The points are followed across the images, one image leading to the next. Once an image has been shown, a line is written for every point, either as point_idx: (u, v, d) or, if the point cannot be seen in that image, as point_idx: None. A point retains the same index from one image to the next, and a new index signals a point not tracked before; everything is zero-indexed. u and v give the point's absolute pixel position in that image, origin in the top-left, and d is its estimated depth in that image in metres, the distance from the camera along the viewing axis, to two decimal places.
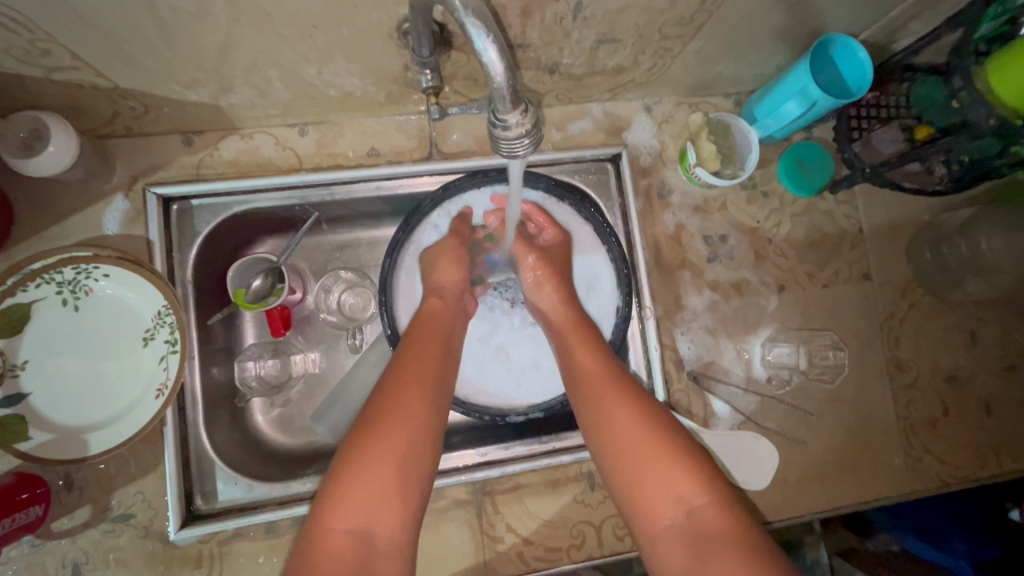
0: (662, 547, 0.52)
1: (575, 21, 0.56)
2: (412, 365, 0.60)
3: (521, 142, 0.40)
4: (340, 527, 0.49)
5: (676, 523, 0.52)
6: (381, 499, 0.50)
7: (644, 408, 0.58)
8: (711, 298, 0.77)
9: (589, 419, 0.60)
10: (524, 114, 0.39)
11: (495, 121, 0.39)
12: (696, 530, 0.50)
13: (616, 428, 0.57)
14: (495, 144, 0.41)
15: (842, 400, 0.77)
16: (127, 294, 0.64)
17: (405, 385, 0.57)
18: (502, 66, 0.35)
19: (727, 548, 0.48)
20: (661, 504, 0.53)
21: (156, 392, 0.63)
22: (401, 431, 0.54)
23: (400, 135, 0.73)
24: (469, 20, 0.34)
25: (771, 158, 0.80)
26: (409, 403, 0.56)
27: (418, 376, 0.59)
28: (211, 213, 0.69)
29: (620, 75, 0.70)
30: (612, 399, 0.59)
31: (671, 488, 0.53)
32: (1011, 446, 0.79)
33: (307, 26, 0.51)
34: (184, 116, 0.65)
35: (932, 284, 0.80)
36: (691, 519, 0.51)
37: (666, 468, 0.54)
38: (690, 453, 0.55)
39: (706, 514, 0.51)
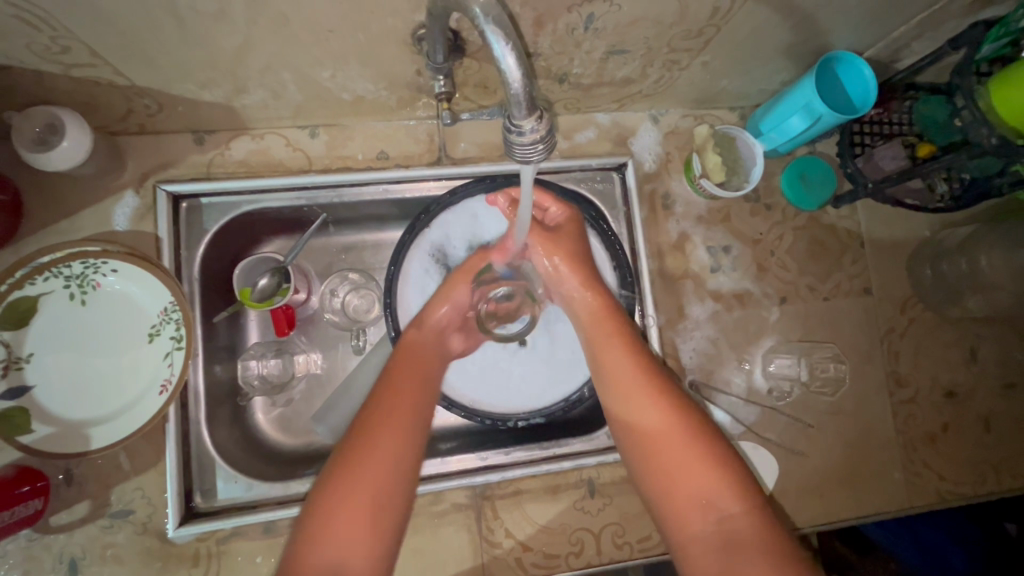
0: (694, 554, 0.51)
1: (586, 32, 0.57)
2: (393, 394, 0.59)
3: (536, 148, 0.40)
4: (314, 559, 0.48)
5: (706, 534, 0.51)
6: (357, 534, 0.50)
7: (679, 415, 0.57)
8: (713, 308, 0.78)
9: (624, 423, 0.59)
10: (538, 120, 0.39)
11: (511, 127, 0.39)
12: (728, 539, 0.50)
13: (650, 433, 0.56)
14: (509, 149, 0.41)
15: (842, 413, 0.78)
16: (134, 290, 0.64)
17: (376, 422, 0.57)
18: (519, 72, 0.36)
19: (755, 557, 0.48)
20: (691, 511, 0.53)
21: (160, 388, 0.63)
22: (379, 468, 0.53)
23: (409, 140, 0.74)
24: (489, 27, 0.35)
25: (774, 171, 0.81)
26: (394, 436, 0.56)
27: (400, 407, 0.58)
28: (219, 211, 0.70)
29: (628, 86, 0.71)
30: (644, 404, 0.58)
31: (704, 496, 0.52)
32: (1009, 464, 0.79)
33: (323, 31, 0.52)
34: (197, 115, 0.66)
35: (931, 300, 0.81)
36: (722, 528, 0.51)
37: (700, 479, 0.53)
38: (724, 464, 0.54)
39: (741, 524, 0.51)
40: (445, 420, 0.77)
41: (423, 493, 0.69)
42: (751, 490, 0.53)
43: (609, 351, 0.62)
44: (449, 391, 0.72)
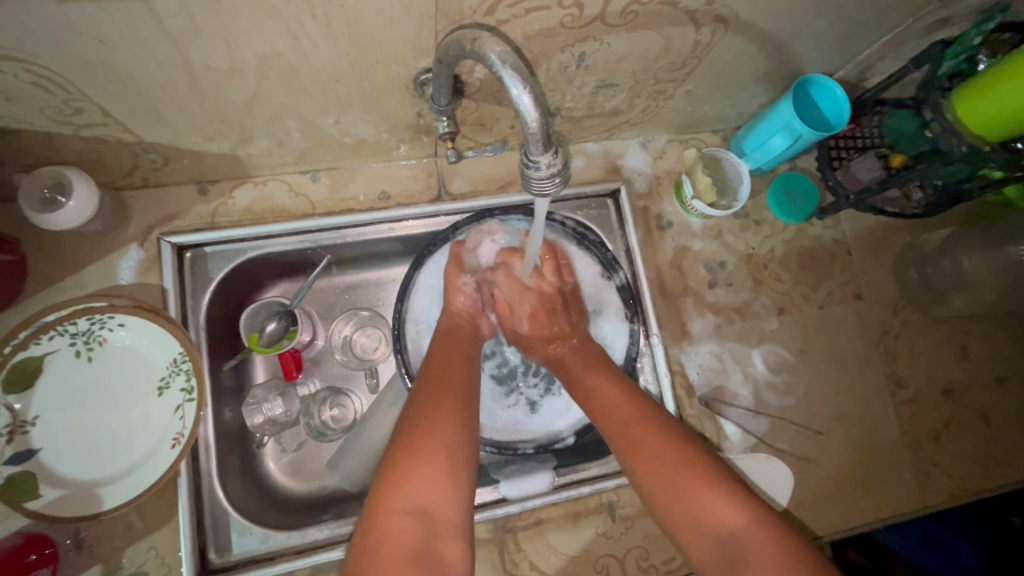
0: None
1: (578, 69, 0.60)
2: (441, 368, 0.61)
3: (552, 181, 0.42)
4: (398, 505, 0.46)
5: (721, 550, 0.49)
6: (435, 478, 0.48)
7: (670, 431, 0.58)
8: (715, 322, 0.80)
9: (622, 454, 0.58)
10: (554, 156, 0.41)
11: (528, 163, 0.41)
12: (651, 462, 0.55)
13: (646, 452, 0.56)
14: (526, 183, 0.43)
15: (848, 419, 0.79)
16: (142, 344, 0.64)
17: (442, 391, 0.57)
18: (536, 112, 0.38)
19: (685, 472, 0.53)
20: (695, 534, 0.51)
21: (172, 442, 0.62)
22: (451, 415, 0.54)
23: (408, 179, 0.76)
24: (505, 71, 0.38)
25: (759, 188, 0.85)
26: (457, 391, 0.58)
27: (451, 377, 0.60)
28: (223, 259, 0.71)
29: (617, 116, 0.74)
30: (649, 443, 0.57)
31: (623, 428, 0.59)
32: (1012, 457, 0.81)
33: (331, 81, 0.55)
34: (202, 166, 0.67)
35: (920, 301, 0.84)
36: (730, 544, 0.49)
37: (694, 487, 0.52)
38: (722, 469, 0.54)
39: (747, 538, 0.48)
40: None
41: None
42: (752, 497, 0.51)
43: (594, 383, 0.64)
44: None
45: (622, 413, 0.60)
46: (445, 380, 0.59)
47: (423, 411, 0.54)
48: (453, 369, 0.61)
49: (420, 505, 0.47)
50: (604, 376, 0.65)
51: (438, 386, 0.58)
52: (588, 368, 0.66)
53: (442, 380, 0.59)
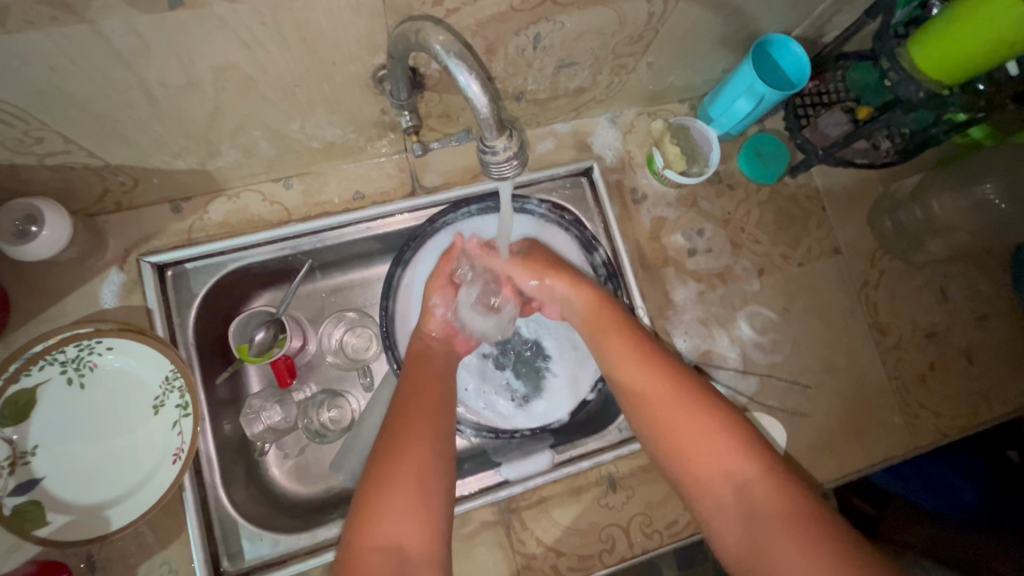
0: (727, 531, 0.51)
1: (536, 51, 0.60)
2: (414, 392, 0.61)
3: (509, 164, 0.42)
4: (370, 543, 0.47)
5: (732, 500, 0.51)
6: (407, 511, 0.49)
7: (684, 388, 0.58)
8: (697, 289, 0.81)
9: (638, 412, 0.60)
10: (509, 138, 0.41)
11: (484, 149, 0.42)
12: (666, 412, 0.57)
13: (655, 399, 0.59)
14: (486, 169, 0.43)
15: (835, 371, 0.81)
16: (133, 365, 0.64)
17: (412, 415, 0.58)
18: (485, 98, 0.38)
19: (703, 419, 0.55)
20: (710, 481, 0.53)
21: (173, 457, 0.62)
22: (421, 439, 0.55)
23: (381, 177, 0.76)
24: (451, 62, 0.38)
25: (730, 153, 0.85)
26: (429, 412, 0.59)
27: (423, 401, 0.60)
28: (205, 274, 0.71)
29: (582, 95, 0.75)
30: (665, 390, 0.58)
31: (638, 376, 0.61)
32: (998, 391, 0.83)
33: (290, 86, 0.55)
34: (173, 184, 0.67)
35: (897, 249, 0.85)
36: (744, 490, 0.51)
37: (709, 442, 0.54)
38: (737, 422, 0.55)
39: (760, 486, 0.51)
40: (457, 444, 0.79)
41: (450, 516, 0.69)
42: (761, 445, 0.54)
43: (608, 338, 0.65)
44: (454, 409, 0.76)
45: (638, 361, 0.62)
46: (415, 403, 0.60)
47: (391, 439, 0.55)
48: (423, 395, 0.61)
49: (393, 540, 0.48)
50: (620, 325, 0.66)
51: (407, 417, 0.57)
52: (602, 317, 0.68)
53: (413, 404, 0.60)
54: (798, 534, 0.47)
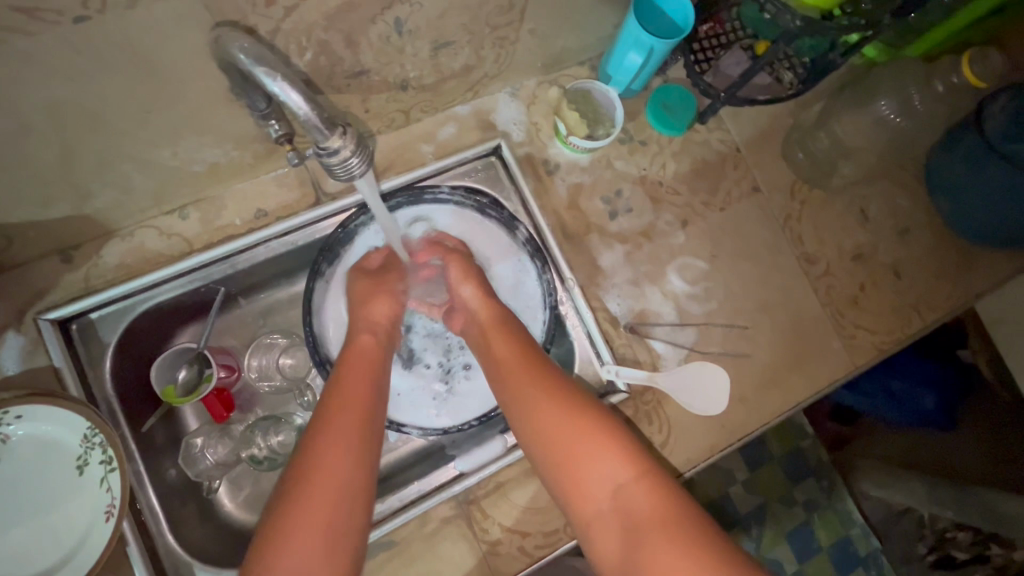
0: (607, 546, 0.52)
1: (402, 36, 0.58)
2: (343, 395, 0.57)
3: (352, 163, 0.50)
4: None
5: (612, 513, 0.52)
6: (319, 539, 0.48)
7: (568, 401, 0.58)
8: (624, 250, 0.80)
9: (523, 424, 0.59)
10: (343, 136, 0.48)
11: (323, 150, 0.48)
12: (552, 435, 0.56)
13: (543, 420, 0.57)
14: (329, 167, 0.50)
15: (770, 308, 0.82)
16: (46, 429, 0.61)
17: (336, 427, 0.54)
18: (304, 102, 0.44)
19: (591, 439, 0.55)
20: (595, 502, 0.53)
21: (106, 515, 0.60)
22: (347, 456, 0.52)
23: (281, 191, 0.73)
24: (258, 69, 0.43)
25: (637, 108, 0.84)
26: (358, 425, 0.55)
27: (352, 408, 0.56)
28: (113, 321, 0.68)
29: (471, 74, 0.72)
30: (555, 412, 0.57)
31: (526, 398, 0.59)
32: (927, 300, 0.86)
33: (141, 113, 0.52)
34: (53, 234, 0.64)
35: (814, 178, 0.86)
36: (625, 508, 0.52)
37: (590, 456, 0.54)
38: (620, 432, 0.56)
39: (642, 504, 0.51)
40: (411, 444, 0.80)
41: (408, 519, 0.68)
42: (646, 460, 0.54)
43: (503, 354, 0.64)
44: (397, 416, 0.77)
45: (528, 381, 0.60)
46: (344, 412, 0.55)
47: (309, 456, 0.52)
48: (358, 401, 0.57)
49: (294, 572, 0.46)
50: (508, 345, 0.64)
51: (333, 429, 0.53)
52: (497, 334, 0.66)
53: (342, 414, 0.55)
54: (676, 551, 0.47)
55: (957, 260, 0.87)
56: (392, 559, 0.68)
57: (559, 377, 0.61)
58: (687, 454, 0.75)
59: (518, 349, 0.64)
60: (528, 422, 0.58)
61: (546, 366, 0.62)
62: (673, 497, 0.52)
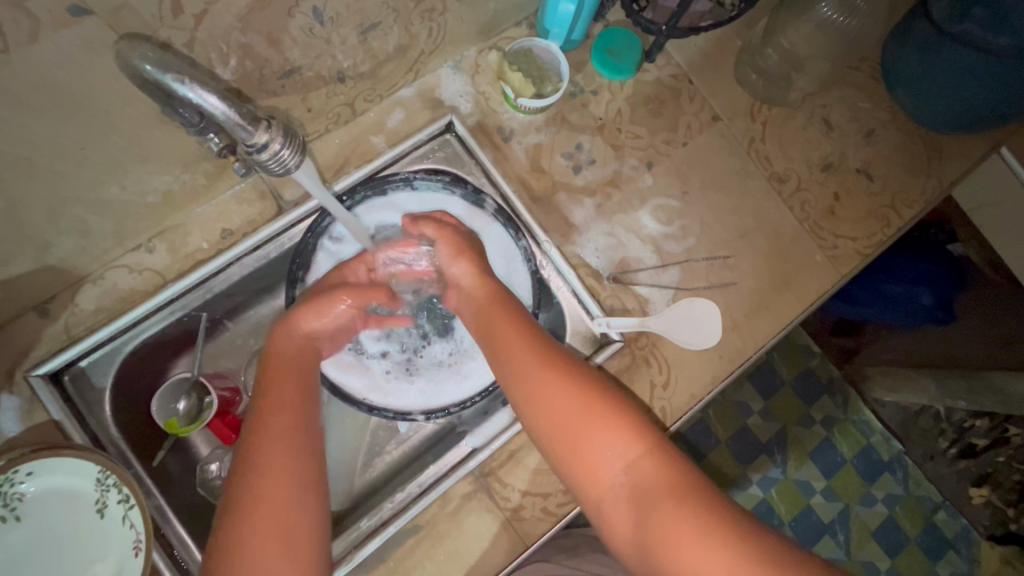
0: (617, 522, 0.51)
1: (324, 26, 0.56)
2: (270, 398, 0.56)
3: (283, 153, 0.51)
4: None
5: (622, 489, 0.52)
6: (275, 556, 0.46)
7: (570, 375, 0.59)
8: (594, 203, 0.80)
9: (528, 409, 0.59)
10: (269, 130, 0.49)
11: (250, 147, 0.49)
12: (559, 417, 0.56)
13: (549, 400, 0.57)
14: (265, 164, 0.51)
15: (749, 233, 0.82)
16: (59, 479, 0.61)
17: (266, 435, 0.53)
18: (221, 103, 0.45)
19: (596, 416, 0.55)
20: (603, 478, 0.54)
21: (134, 549, 0.61)
22: (288, 460, 0.52)
23: (242, 207, 0.72)
24: (168, 78, 0.42)
25: (583, 59, 0.83)
26: (292, 426, 0.54)
27: (281, 411, 0.55)
28: (104, 365, 0.68)
29: (408, 53, 0.71)
30: (559, 392, 0.57)
31: (531, 378, 0.59)
32: (903, 197, 0.85)
33: (76, 151, 0.51)
34: (23, 291, 0.64)
35: (771, 97, 0.85)
36: (633, 478, 0.52)
37: (594, 432, 0.54)
38: (619, 403, 0.56)
39: (649, 474, 0.51)
40: (423, 431, 0.81)
41: (429, 503, 0.70)
42: (647, 431, 0.55)
43: (500, 333, 0.64)
44: (403, 406, 0.76)
45: (532, 362, 0.60)
46: (272, 413, 0.55)
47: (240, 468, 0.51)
48: (287, 398, 0.57)
49: None
50: (502, 316, 0.65)
51: (264, 435, 0.53)
52: (494, 305, 0.67)
53: (275, 419, 0.54)
54: (685, 512, 0.47)
55: (926, 153, 0.87)
56: (421, 542, 0.69)
57: (562, 356, 0.61)
58: (690, 390, 0.76)
59: (516, 326, 0.64)
60: (532, 401, 0.58)
61: (543, 345, 0.62)
62: (674, 461, 0.52)
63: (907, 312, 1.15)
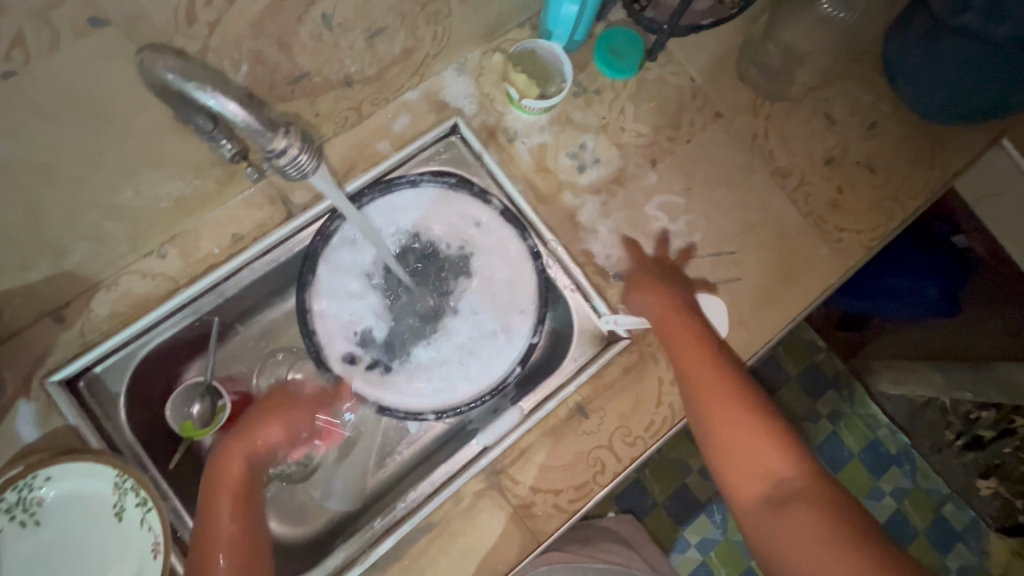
0: (755, 524, 0.55)
1: (333, 32, 0.57)
2: (224, 474, 0.62)
3: (301, 158, 0.52)
4: None
5: (766, 499, 0.55)
6: None
7: (738, 390, 0.62)
8: (600, 202, 0.81)
9: (695, 413, 0.64)
10: (287, 136, 0.50)
11: (270, 153, 0.51)
12: (722, 425, 0.60)
13: (714, 408, 0.62)
14: (283, 169, 0.53)
15: (754, 228, 0.83)
16: (78, 483, 0.62)
17: (220, 510, 0.59)
18: (241, 111, 0.46)
19: (756, 429, 0.59)
20: (751, 483, 0.57)
21: (153, 552, 0.61)
22: (231, 531, 0.57)
23: (252, 211, 0.73)
24: (190, 87, 0.44)
25: (586, 59, 0.84)
26: (228, 505, 0.60)
27: (226, 489, 0.61)
28: (119, 370, 0.69)
29: (414, 56, 0.72)
30: (723, 402, 0.62)
31: (701, 387, 0.64)
32: (905, 190, 0.86)
33: (91, 158, 0.52)
34: (38, 297, 0.64)
35: (773, 93, 0.86)
36: (784, 488, 0.54)
37: (753, 443, 0.58)
38: (777, 422, 0.59)
39: (801, 485, 0.54)
40: (434, 429, 0.82)
41: (442, 501, 0.70)
42: (802, 451, 0.57)
43: (680, 335, 0.69)
44: (415, 406, 0.77)
45: (700, 374, 0.65)
46: (217, 490, 0.61)
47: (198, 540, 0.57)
48: (234, 474, 0.63)
49: None
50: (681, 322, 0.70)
51: (211, 511, 0.58)
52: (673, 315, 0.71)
53: (216, 500, 0.60)
54: (826, 530, 0.49)
55: (927, 145, 0.87)
56: (434, 540, 0.70)
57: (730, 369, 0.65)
58: None
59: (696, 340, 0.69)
60: (700, 408, 0.63)
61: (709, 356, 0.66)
62: (830, 481, 0.54)
63: (912, 304, 1.15)
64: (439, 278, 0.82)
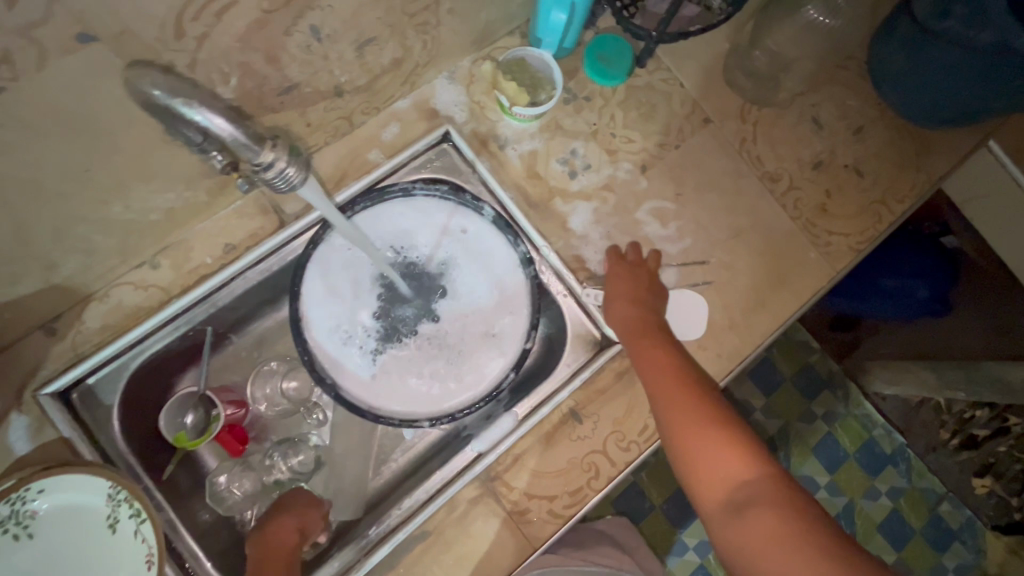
0: (716, 528, 0.55)
1: (321, 43, 0.58)
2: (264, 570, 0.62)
3: (289, 171, 0.54)
4: None
5: (728, 501, 0.56)
6: None
7: (698, 396, 0.63)
8: (591, 208, 0.81)
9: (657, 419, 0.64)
10: (274, 149, 0.52)
11: (257, 165, 0.52)
12: (683, 431, 0.61)
13: (674, 414, 0.62)
14: (272, 182, 0.55)
15: (744, 232, 0.83)
16: (70, 495, 0.62)
17: None
18: (228, 125, 0.48)
19: (716, 434, 0.59)
20: (713, 487, 0.58)
21: (147, 563, 0.61)
22: None
23: (243, 221, 0.73)
24: (174, 102, 0.45)
25: (575, 66, 0.84)
26: None
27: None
28: (111, 382, 0.69)
29: (403, 66, 0.72)
30: (684, 409, 0.62)
31: (662, 395, 0.65)
32: (893, 192, 0.87)
33: (81, 172, 0.52)
34: (30, 310, 0.64)
35: (761, 98, 0.87)
36: (744, 489, 0.55)
37: (712, 447, 0.59)
38: (737, 426, 0.60)
39: (759, 487, 0.55)
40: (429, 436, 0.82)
41: (437, 508, 0.70)
42: (762, 453, 0.58)
43: (644, 346, 0.70)
44: (407, 414, 0.77)
45: (660, 381, 0.66)
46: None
47: None
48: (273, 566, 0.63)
49: None
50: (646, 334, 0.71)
51: None
52: (641, 323, 0.72)
53: None
54: (785, 532, 0.50)
55: (914, 148, 0.88)
56: (429, 547, 0.70)
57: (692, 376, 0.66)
58: None
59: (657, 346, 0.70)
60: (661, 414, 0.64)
61: (670, 364, 0.67)
62: (787, 482, 0.55)
63: (901, 301, 1.17)
64: (428, 287, 0.81)
